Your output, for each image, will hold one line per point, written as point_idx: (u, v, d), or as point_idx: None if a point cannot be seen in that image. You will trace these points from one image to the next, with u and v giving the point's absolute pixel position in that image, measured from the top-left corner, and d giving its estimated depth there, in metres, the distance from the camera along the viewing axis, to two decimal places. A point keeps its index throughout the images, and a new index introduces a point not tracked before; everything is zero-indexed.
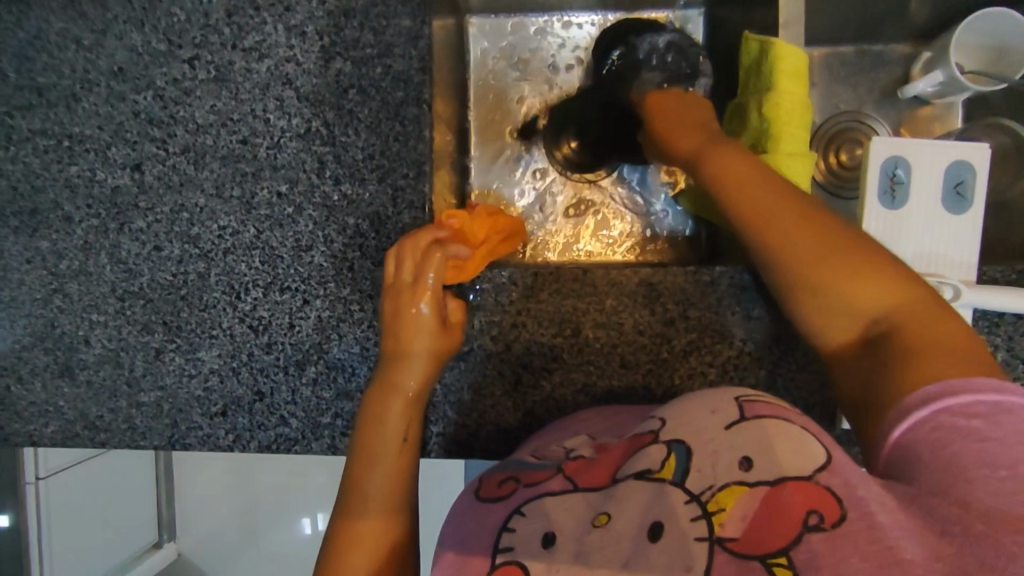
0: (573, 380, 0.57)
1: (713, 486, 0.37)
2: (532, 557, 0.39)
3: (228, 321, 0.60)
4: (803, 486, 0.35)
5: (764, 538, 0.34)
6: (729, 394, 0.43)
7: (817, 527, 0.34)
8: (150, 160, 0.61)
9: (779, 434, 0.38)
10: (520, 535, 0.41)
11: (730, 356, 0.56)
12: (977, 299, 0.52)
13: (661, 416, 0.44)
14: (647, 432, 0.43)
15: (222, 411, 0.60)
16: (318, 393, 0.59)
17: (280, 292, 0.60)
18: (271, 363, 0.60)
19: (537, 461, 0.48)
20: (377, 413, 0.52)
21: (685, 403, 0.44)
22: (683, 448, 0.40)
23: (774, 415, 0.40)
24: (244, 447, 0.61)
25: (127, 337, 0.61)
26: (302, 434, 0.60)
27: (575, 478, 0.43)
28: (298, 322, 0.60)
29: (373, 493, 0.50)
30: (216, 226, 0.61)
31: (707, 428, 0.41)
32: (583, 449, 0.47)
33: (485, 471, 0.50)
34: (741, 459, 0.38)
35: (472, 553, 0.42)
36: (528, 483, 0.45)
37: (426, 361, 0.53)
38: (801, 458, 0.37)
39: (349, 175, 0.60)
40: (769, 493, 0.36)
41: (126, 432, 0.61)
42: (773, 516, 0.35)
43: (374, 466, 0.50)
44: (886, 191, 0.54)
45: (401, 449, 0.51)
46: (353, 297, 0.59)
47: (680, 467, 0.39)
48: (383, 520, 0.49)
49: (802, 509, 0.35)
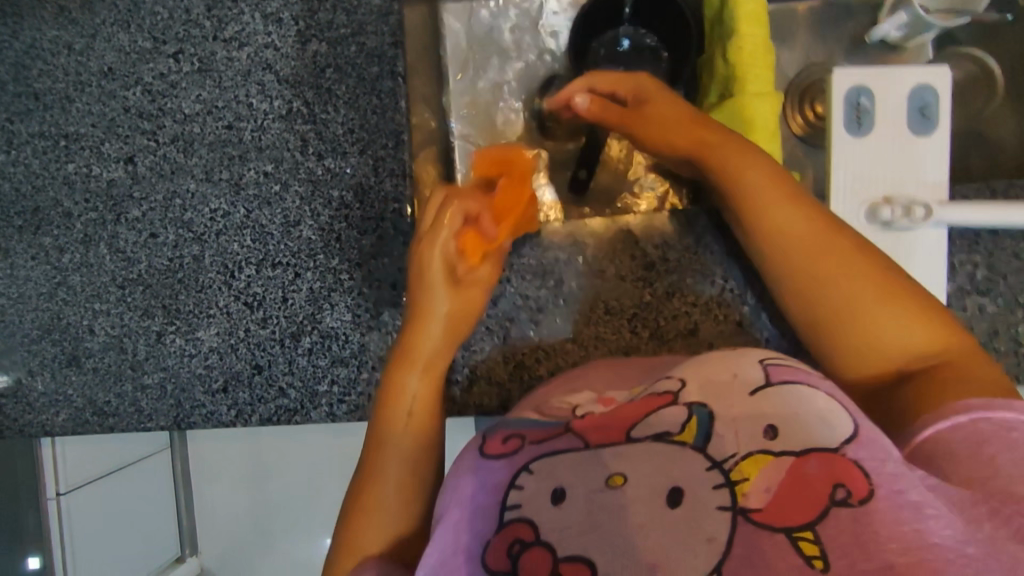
0: (562, 331, 0.58)
1: (735, 455, 0.34)
2: (538, 512, 0.34)
3: (223, 300, 0.63)
4: (829, 458, 0.33)
5: (788, 510, 0.31)
6: (756, 358, 0.40)
7: (845, 502, 0.31)
8: (142, 151, 0.64)
9: (799, 402, 0.36)
10: (529, 490, 0.35)
11: (713, 293, 0.57)
12: (949, 214, 0.52)
13: (683, 378, 0.40)
14: (665, 392, 0.39)
15: (223, 387, 0.62)
16: (313, 362, 0.61)
17: (271, 267, 0.62)
18: (267, 336, 0.62)
19: (540, 420, 0.42)
20: (386, 419, 0.48)
21: (707, 366, 0.40)
22: (705, 410, 0.36)
23: (802, 380, 0.38)
24: (247, 422, 0.62)
25: (129, 323, 0.64)
26: (301, 404, 0.61)
27: (587, 435, 0.37)
28: (291, 295, 0.62)
29: (384, 480, 0.46)
30: (208, 209, 0.63)
31: (730, 393, 0.37)
32: (591, 407, 0.42)
33: (488, 430, 0.43)
34: (765, 428, 0.34)
35: (471, 509, 0.37)
36: (538, 441, 0.38)
37: (443, 327, 0.50)
38: (823, 425, 0.34)
39: (331, 150, 0.62)
40: (794, 466, 0.33)
41: (133, 414, 0.63)
42: (798, 489, 0.32)
43: (384, 453, 0.47)
44: (854, 119, 0.55)
45: (414, 427, 0.48)
46: (342, 267, 0.61)
47: (700, 432, 0.35)
48: (398, 510, 0.45)
49: (829, 482, 0.32)
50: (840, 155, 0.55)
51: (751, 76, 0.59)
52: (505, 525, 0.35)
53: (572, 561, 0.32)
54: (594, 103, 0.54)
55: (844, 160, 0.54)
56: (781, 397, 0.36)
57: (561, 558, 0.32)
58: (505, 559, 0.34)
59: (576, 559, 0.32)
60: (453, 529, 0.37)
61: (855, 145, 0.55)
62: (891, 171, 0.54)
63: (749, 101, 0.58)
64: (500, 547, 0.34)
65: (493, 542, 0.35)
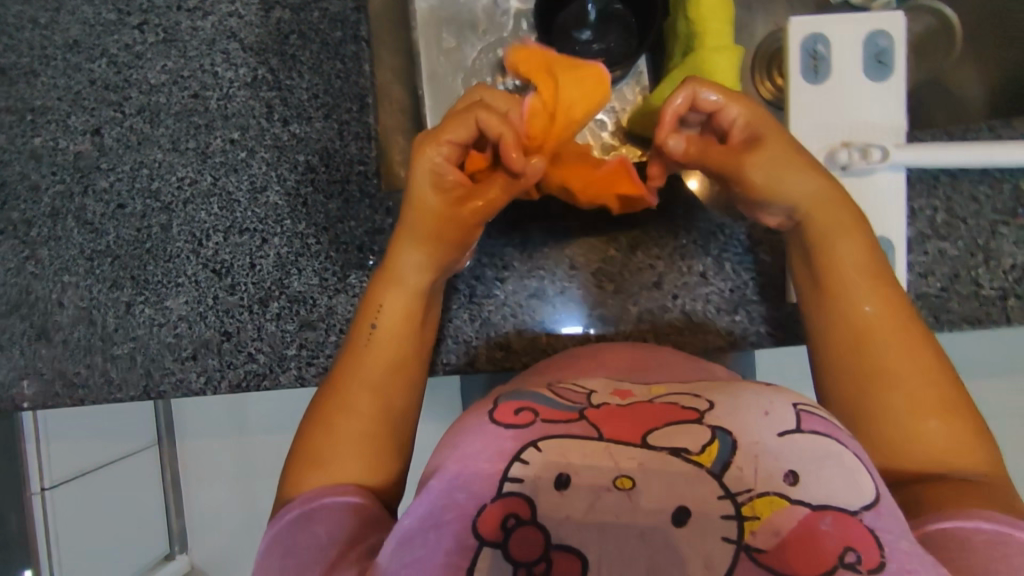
0: (527, 287, 0.58)
1: (751, 489, 0.32)
2: (540, 492, 0.33)
3: (192, 269, 0.63)
4: (846, 520, 0.32)
5: (796, 555, 0.30)
6: (788, 398, 0.38)
7: (852, 565, 0.31)
8: (109, 123, 0.64)
9: (830, 461, 0.35)
10: (535, 468, 0.34)
11: (676, 245, 0.58)
12: (905, 157, 0.53)
13: (711, 401, 0.38)
14: (690, 410, 0.37)
15: (192, 355, 0.62)
16: (282, 327, 0.61)
17: (239, 234, 0.62)
18: (235, 303, 0.62)
19: (558, 398, 0.40)
20: (355, 345, 0.50)
21: (740, 397, 0.39)
22: (728, 438, 0.34)
23: (829, 434, 0.36)
24: (217, 389, 0.62)
25: (98, 295, 0.64)
26: (271, 369, 0.62)
27: (602, 427, 0.35)
28: (258, 261, 0.62)
29: (344, 395, 0.49)
30: (176, 178, 0.63)
31: (756, 425, 0.36)
32: (609, 398, 0.40)
33: (502, 396, 0.42)
34: (786, 470, 0.33)
35: (472, 471, 0.35)
36: (553, 421, 0.36)
37: (416, 252, 0.51)
38: (842, 490, 0.33)
39: (296, 115, 0.62)
40: (813, 518, 0.32)
41: (103, 386, 0.63)
42: (811, 543, 0.31)
43: (347, 366, 0.50)
44: (810, 67, 0.55)
45: (378, 344, 0.50)
46: (309, 231, 0.61)
47: (720, 458, 0.33)
48: (359, 421, 0.47)
49: (840, 542, 0.31)
50: (796, 103, 0.55)
51: (710, 29, 0.59)
52: (504, 496, 0.33)
53: (563, 551, 0.31)
54: (688, 139, 0.50)
55: (802, 108, 0.55)
56: (814, 446, 0.35)
57: (553, 546, 0.31)
58: (497, 531, 0.32)
59: (567, 550, 0.31)
60: (450, 485, 0.35)
61: (812, 93, 0.55)
62: (848, 118, 0.55)
63: (709, 55, 0.59)
64: (494, 515, 0.33)
65: (488, 507, 0.33)
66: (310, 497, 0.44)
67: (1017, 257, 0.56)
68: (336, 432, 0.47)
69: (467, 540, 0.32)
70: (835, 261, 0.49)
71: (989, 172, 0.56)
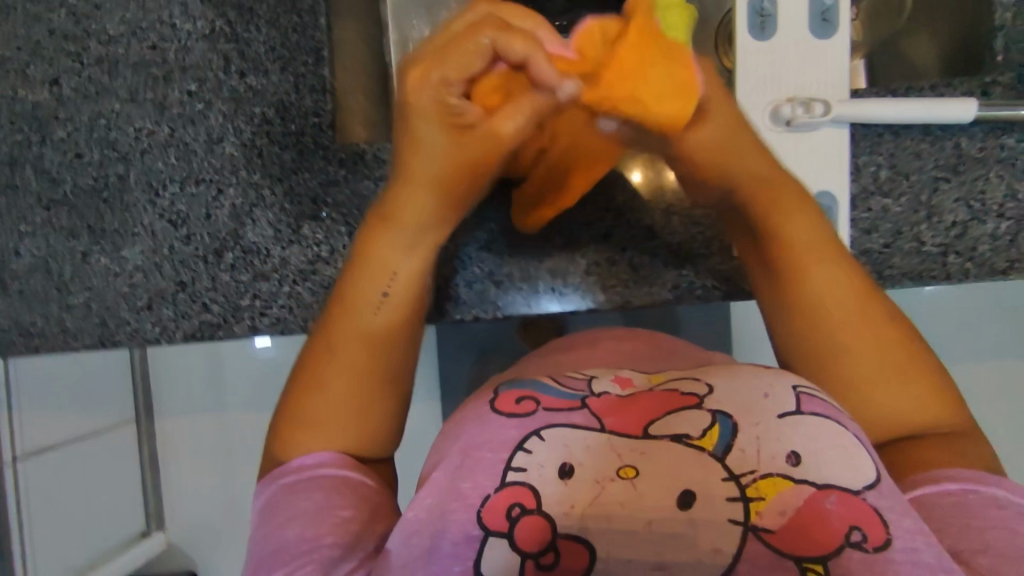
0: (477, 237, 0.59)
1: (755, 472, 0.34)
2: (546, 483, 0.35)
3: (149, 219, 0.63)
4: (847, 496, 0.34)
5: (798, 536, 0.32)
6: (785, 382, 0.40)
7: (858, 543, 0.33)
8: (67, 74, 0.63)
9: (828, 436, 0.36)
10: (537, 457, 0.36)
11: (624, 197, 0.59)
12: (848, 112, 0.54)
13: (710, 386, 0.39)
14: (689, 395, 0.38)
15: (148, 305, 0.63)
16: (236, 277, 0.62)
17: (195, 184, 0.62)
18: (191, 253, 0.62)
19: (561, 386, 0.41)
20: (357, 305, 0.48)
21: (738, 380, 0.40)
22: (728, 423, 0.36)
23: (828, 415, 0.38)
24: (172, 338, 0.63)
25: (54, 244, 0.63)
26: (224, 319, 0.62)
27: (603, 416, 0.37)
28: (214, 212, 0.62)
29: (347, 360, 0.47)
30: (133, 129, 0.63)
31: (753, 407, 0.37)
32: (609, 384, 0.41)
33: (501, 385, 0.43)
34: (787, 452, 0.35)
35: (472, 460, 0.37)
36: (556, 409, 0.38)
37: (430, 216, 0.47)
38: (837, 467, 0.35)
39: (253, 68, 0.62)
40: (813, 498, 0.33)
41: (60, 334, 0.63)
42: (812, 522, 0.33)
43: (349, 330, 0.47)
44: (757, 23, 0.56)
45: (385, 313, 0.48)
46: (264, 182, 0.62)
47: (722, 441, 0.35)
48: (353, 387, 0.46)
49: (846, 521, 0.33)
50: (743, 57, 0.56)
51: None
52: (506, 486, 0.35)
53: (570, 538, 0.33)
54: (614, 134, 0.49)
55: (749, 62, 0.55)
56: (813, 428, 0.36)
57: (559, 535, 0.33)
58: (503, 520, 0.34)
59: (574, 538, 0.33)
60: (453, 476, 0.37)
61: (759, 48, 0.56)
62: (793, 72, 0.56)
63: None
64: (499, 506, 0.35)
65: (496, 496, 0.35)
66: (304, 460, 0.44)
67: (956, 215, 0.57)
68: (327, 393, 0.46)
69: (473, 530, 0.34)
70: (792, 240, 0.49)
71: (933, 129, 0.57)
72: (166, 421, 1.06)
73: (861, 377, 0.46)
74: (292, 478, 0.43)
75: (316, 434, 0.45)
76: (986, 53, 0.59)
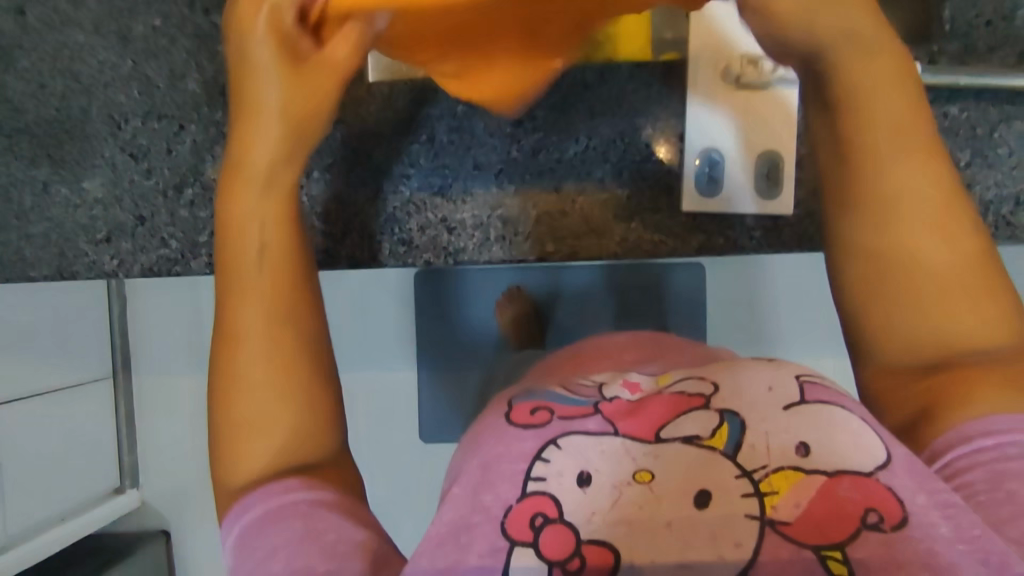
0: (429, 184, 0.62)
1: (766, 466, 0.29)
2: (565, 492, 0.29)
3: (110, 151, 0.64)
4: (863, 481, 0.28)
5: (823, 530, 0.27)
6: (787, 370, 0.34)
7: (876, 526, 0.27)
8: (32, 3, 0.63)
9: (846, 424, 0.31)
10: (558, 466, 0.30)
11: (577, 150, 0.62)
12: None
13: (716, 383, 0.34)
14: (695, 396, 0.33)
15: (106, 238, 0.64)
16: (194, 213, 0.63)
17: (157, 119, 0.63)
18: (150, 188, 0.64)
19: (570, 394, 0.36)
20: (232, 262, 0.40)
21: (738, 373, 0.35)
22: (737, 420, 0.31)
23: (836, 402, 0.32)
24: (128, 273, 0.64)
25: (16, 173, 0.64)
26: (181, 255, 0.63)
27: (614, 419, 0.32)
28: (175, 147, 0.63)
29: (237, 339, 0.39)
30: (97, 61, 0.63)
31: (762, 401, 0.32)
32: (619, 389, 0.36)
33: (515, 398, 0.38)
34: (797, 443, 0.30)
35: (493, 474, 0.31)
36: (570, 418, 0.33)
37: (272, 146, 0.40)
38: (860, 449, 0.30)
39: (217, 5, 0.62)
40: (828, 489, 0.28)
41: (17, 263, 0.64)
42: (832, 515, 0.27)
43: (237, 301, 0.39)
44: None
45: (262, 269, 0.39)
46: (225, 120, 0.63)
47: (732, 439, 0.30)
48: (267, 374, 0.38)
49: (860, 504, 0.28)
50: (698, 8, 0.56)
51: None
52: (527, 502, 0.29)
53: (595, 545, 0.28)
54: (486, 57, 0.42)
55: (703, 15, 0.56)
56: (825, 415, 0.31)
57: (584, 541, 0.28)
58: (525, 532, 0.29)
59: (602, 544, 0.28)
60: (473, 489, 0.31)
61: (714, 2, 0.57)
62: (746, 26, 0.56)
63: None
64: (520, 517, 0.29)
65: (511, 518, 0.29)
66: (273, 487, 0.36)
67: None
68: (235, 384, 0.38)
69: (496, 542, 0.29)
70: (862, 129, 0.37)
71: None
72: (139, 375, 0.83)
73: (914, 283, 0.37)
74: (264, 504, 0.35)
75: (250, 435, 0.38)
76: (935, 22, 0.60)
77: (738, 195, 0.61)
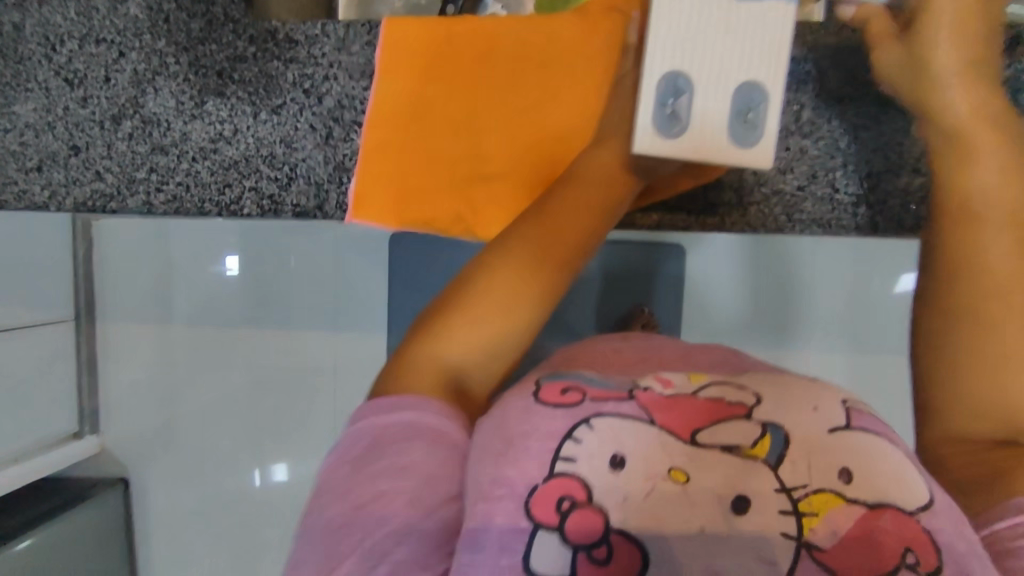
0: None
1: (806, 485, 0.27)
2: (597, 474, 0.28)
3: (44, 75, 0.70)
4: (903, 519, 0.27)
5: (856, 554, 0.25)
6: (835, 394, 0.32)
7: (912, 567, 0.25)
8: None
9: (892, 459, 0.29)
10: (589, 448, 0.28)
11: None
12: None
13: (758, 393, 0.31)
14: (737, 400, 0.30)
15: (38, 166, 0.72)
16: (133, 146, 0.71)
17: (94, 44, 0.70)
18: (87, 117, 0.71)
19: (600, 379, 0.33)
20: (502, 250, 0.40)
21: (786, 385, 0.32)
22: (780, 432, 0.29)
23: (883, 434, 0.30)
24: (61, 205, 0.73)
25: None
26: (112, 189, 0.72)
27: (652, 409, 0.30)
28: (113, 75, 0.70)
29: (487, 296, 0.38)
30: None
31: (808, 422, 0.29)
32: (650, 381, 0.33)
33: (542, 378, 0.34)
34: (841, 467, 0.27)
35: (509, 463, 0.29)
36: (603, 400, 0.30)
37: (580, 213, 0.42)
38: (903, 481, 0.28)
39: None
40: (865, 519, 0.26)
41: None
42: (866, 542, 0.26)
43: (503, 266, 0.39)
44: None
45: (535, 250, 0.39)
46: (168, 50, 0.69)
47: (774, 450, 0.28)
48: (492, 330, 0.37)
49: (898, 542, 0.26)
50: None
51: None
52: (554, 479, 0.28)
53: (621, 535, 0.26)
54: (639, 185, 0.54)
55: None
56: (869, 448, 0.29)
57: (613, 530, 0.26)
58: (551, 515, 0.27)
59: (627, 535, 0.26)
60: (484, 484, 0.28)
61: None
62: None
63: None
64: (546, 499, 0.27)
65: (541, 488, 0.27)
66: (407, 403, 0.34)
67: (874, 164, 0.66)
68: (467, 330, 0.37)
69: (519, 523, 0.27)
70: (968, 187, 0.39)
71: None
72: (108, 324, 0.77)
73: (982, 349, 0.37)
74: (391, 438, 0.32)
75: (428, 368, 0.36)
76: None
77: (710, 136, 0.41)
